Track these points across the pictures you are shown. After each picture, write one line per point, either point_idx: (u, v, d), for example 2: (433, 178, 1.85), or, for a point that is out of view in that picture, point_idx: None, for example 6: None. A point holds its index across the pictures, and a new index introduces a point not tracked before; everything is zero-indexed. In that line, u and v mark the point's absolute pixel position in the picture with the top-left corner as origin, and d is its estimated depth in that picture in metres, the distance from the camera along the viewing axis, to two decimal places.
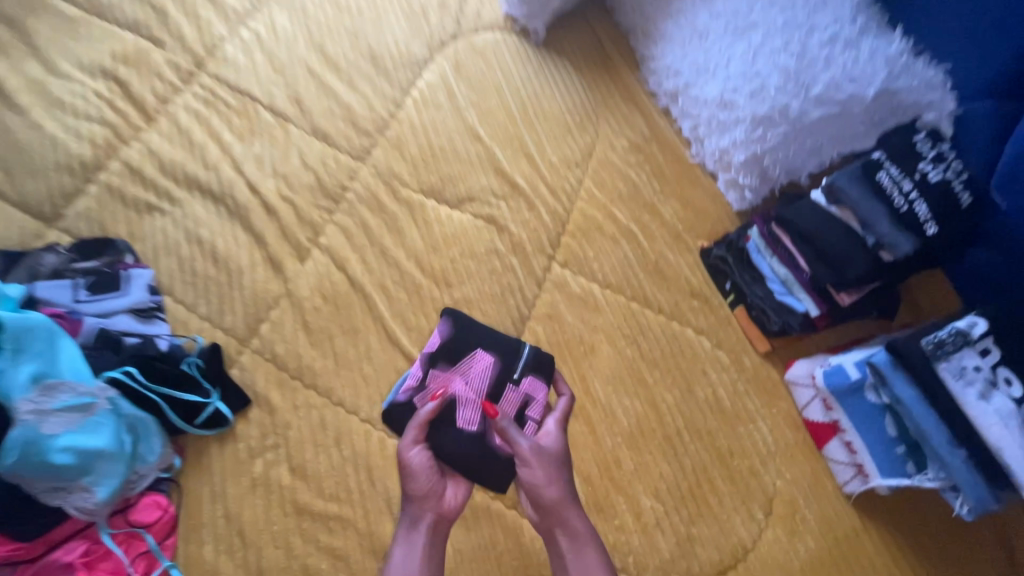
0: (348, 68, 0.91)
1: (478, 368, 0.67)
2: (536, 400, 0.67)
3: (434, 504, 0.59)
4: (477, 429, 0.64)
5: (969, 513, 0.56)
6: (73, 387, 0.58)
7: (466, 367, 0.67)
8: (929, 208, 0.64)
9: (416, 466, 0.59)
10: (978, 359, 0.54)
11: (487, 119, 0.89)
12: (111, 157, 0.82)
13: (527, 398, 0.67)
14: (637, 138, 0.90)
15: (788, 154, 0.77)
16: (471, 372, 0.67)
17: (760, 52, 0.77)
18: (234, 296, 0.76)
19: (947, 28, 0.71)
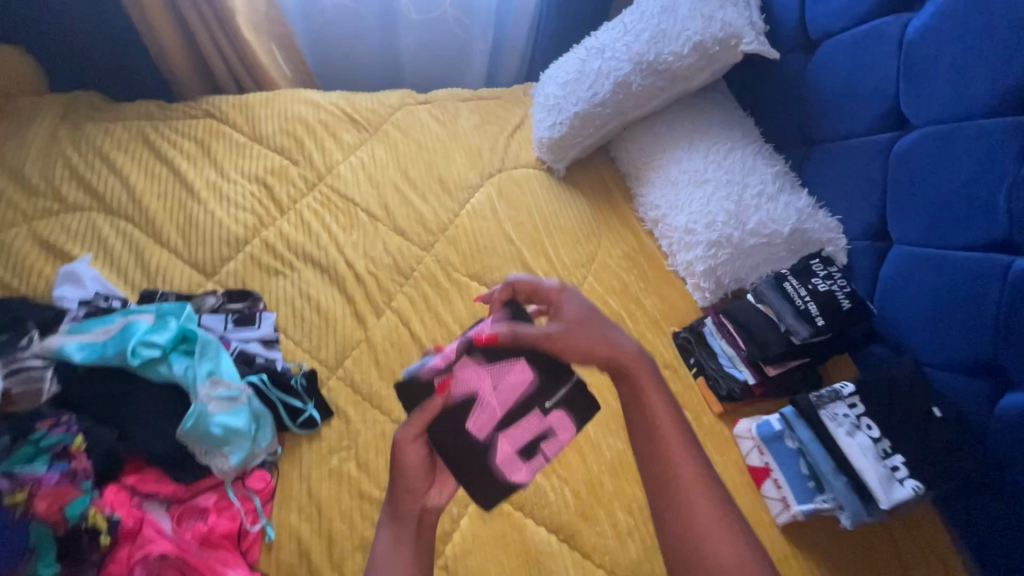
0: (423, 187, 1.28)
1: (512, 378, 0.76)
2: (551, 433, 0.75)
3: (418, 498, 0.71)
4: (483, 437, 0.74)
5: (850, 521, 0.83)
6: (226, 383, 0.86)
7: (503, 372, 0.76)
8: (819, 306, 0.94)
9: (404, 459, 0.71)
10: (845, 409, 0.88)
11: (519, 228, 1.23)
12: (253, 235, 1.16)
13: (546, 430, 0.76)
14: (628, 250, 1.22)
15: (734, 268, 1.08)
16: (505, 380, 0.76)
17: (712, 199, 1.10)
18: (329, 338, 1.05)
19: (837, 194, 1.04)
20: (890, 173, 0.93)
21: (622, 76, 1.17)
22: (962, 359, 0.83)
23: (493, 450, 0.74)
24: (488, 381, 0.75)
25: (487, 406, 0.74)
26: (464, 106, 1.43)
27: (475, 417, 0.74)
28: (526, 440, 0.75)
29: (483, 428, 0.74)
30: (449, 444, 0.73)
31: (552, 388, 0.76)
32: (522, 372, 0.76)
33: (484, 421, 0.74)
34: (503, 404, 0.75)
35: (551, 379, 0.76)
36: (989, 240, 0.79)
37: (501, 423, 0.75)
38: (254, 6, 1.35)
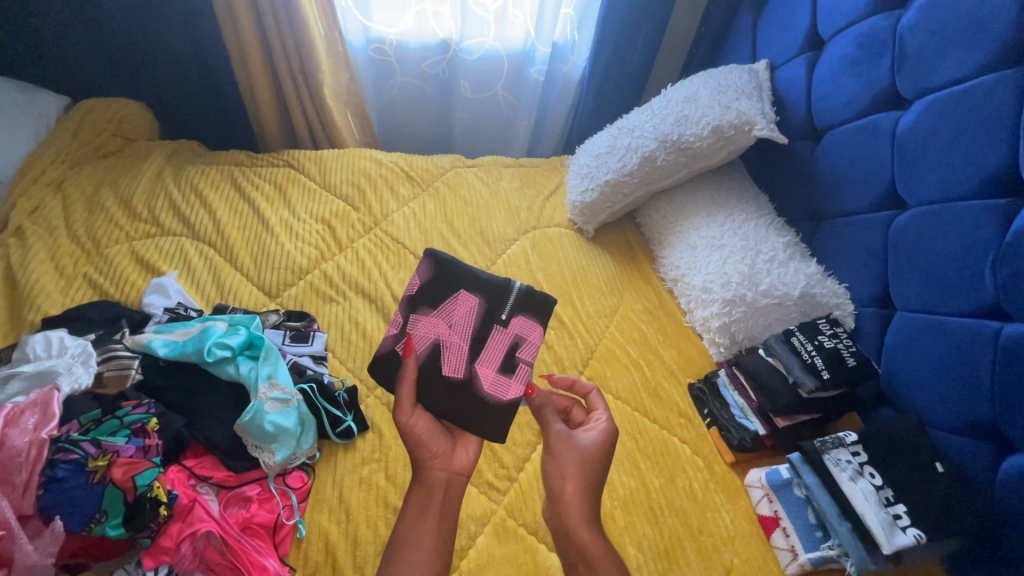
0: (466, 237, 1.43)
1: (461, 314, 0.96)
2: (519, 345, 0.95)
3: (444, 465, 0.83)
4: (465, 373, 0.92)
5: (856, 567, 0.88)
6: (282, 387, 0.99)
7: (449, 313, 0.96)
8: (824, 362, 1.02)
9: (421, 430, 0.85)
10: (847, 455, 0.96)
11: (549, 278, 1.36)
12: (315, 267, 1.31)
13: (513, 341, 0.95)
14: (649, 305, 1.32)
15: (748, 326, 1.16)
16: (455, 318, 0.95)
17: (727, 261, 1.21)
18: (372, 361, 1.16)
19: (845, 264, 1.14)
20: (890, 246, 1.03)
21: (649, 151, 1.33)
22: (966, 420, 0.88)
23: (476, 378, 0.92)
24: (444, 324, 0.95)
25: (452, 345, 0.94)
26: (507, 171, 1.61)
27: (446, 357, 0.93)
28: (501, 358, 0.94)
29: (457, 363, 0.93)
30: (437, 387, 0.91)
31: (497, 306, 0.96)
32: (466, 304, 0.96)
33: (454, 359, 0.93)
34: (463, 337, 0.94)
35: (491, 300, 0.97)
36: (980, 307, 0.86)
37: (470, 354, 0.94)
38: (339, 80, 1.61)
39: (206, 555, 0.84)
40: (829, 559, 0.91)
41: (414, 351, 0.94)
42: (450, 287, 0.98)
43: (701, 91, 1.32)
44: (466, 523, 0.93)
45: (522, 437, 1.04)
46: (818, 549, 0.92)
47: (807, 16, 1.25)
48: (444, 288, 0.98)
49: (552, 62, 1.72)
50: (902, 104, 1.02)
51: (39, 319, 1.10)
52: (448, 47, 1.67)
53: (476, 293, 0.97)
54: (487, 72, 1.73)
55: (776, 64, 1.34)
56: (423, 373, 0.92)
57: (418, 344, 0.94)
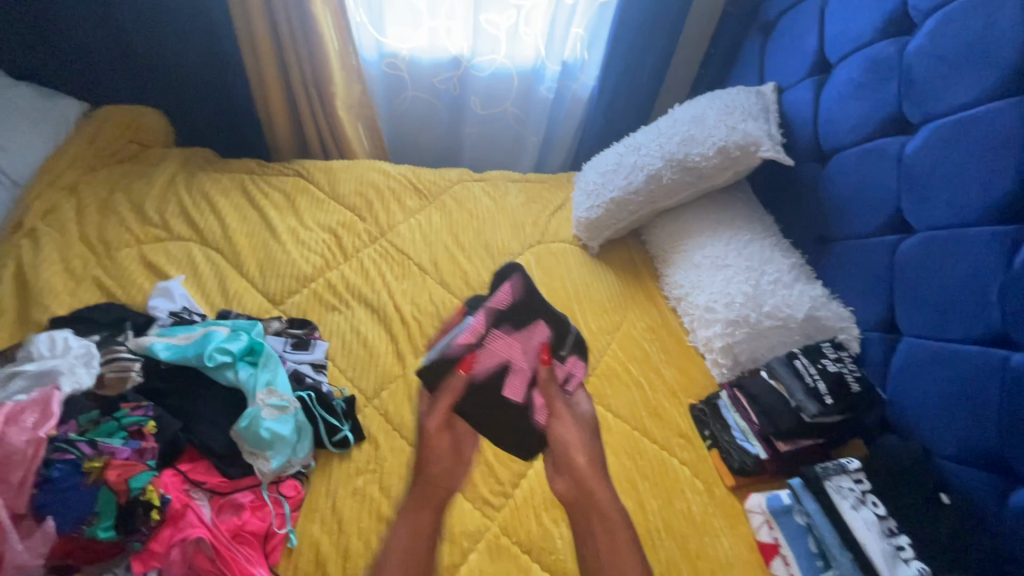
0: (470, 250, 1.44)
1: (536, 341, 0.97)
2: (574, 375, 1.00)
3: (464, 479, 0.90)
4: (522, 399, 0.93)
5: None
6: (279, 394, 0.99)
7: (526, 339, 0.97)
8: (827, 386, 0.99)
9: None
10: (849, 482, 0.94)
11: (551, 293, 1.36)
12: (319, 275, 1.33)
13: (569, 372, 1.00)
14: (652, 323, 1.32)
15: (751, 347, 1.15)
16: (530, 343, 0.97)
17: (731, 281, 1.20)
18: (372, 370, 1.16)
19: (851, 286, 1.13)
20: (897, 270, 1.02)
21: (654, 170, 1.33)
22: (972, 451, 0.86)
23: (532, 405, 0.93)
24: (518, 348, 0.96)
25: (519, 369, 0.94)
26: (514, 186, 1.63)
27: (510, 381, 0.93)
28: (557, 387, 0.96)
29: (520, 389, 0.93)
30: (492, 403, 0.92)
31: (562, 338, 1.01)
32: (542, 332, 0.99)
33: (519, 384, 0.93)
34: (533, 362, 0.95)
35: (558, 331, 1.00)
36: (988, 335, 0.85)
37: (535, 381, 0.94)
38: (351, 93, 1.64)
39: (195, 563, 0.82)
40: None
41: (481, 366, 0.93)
42: (533, 312, 0.99)
43: (708, 111, 1.33)
44: (459, 539, 0.92)
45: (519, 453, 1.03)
46: None
47: (814, 41, 1.26)
48: (527, 312, 0.99)
49: (561, 81, 1.74)
50: (908, 129, 1.02)
51: (46, 319, 1.12)
52: (459, 63, 1.70)
53: (551, 325, 0.99)
54: (497, 88, 1.76)
55: (784, 86, 1.35)
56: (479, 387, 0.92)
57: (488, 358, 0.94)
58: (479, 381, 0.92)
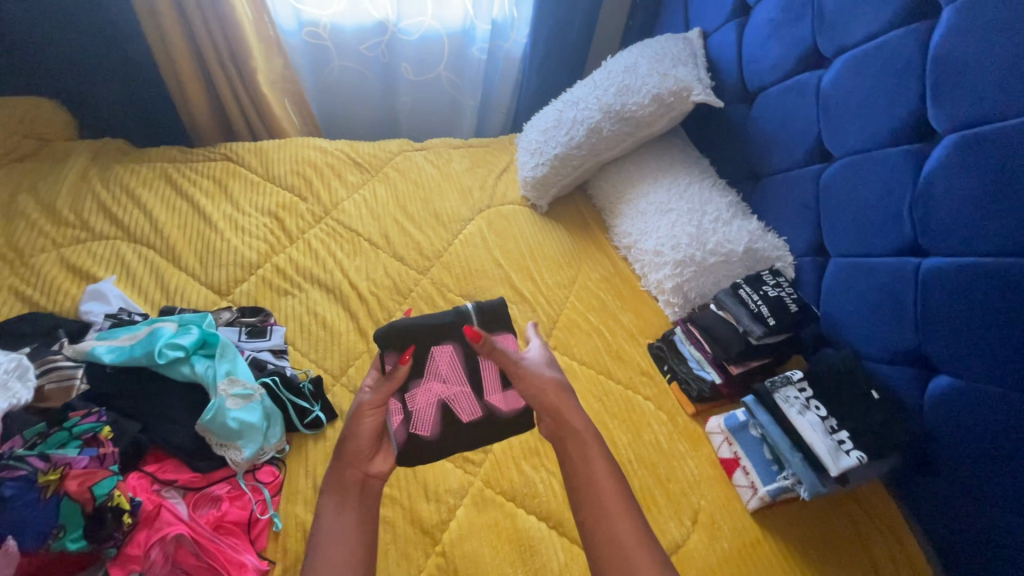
0: (420, 220, 1.44)
1: (445, 365, 0.93)
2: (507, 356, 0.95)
3: (362, 464, 0.85)
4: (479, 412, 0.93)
5: (808, 495, 0.93)
6: (242, 383, 0.97)
7: (436, 369, 0.93)
8: (768, 309, 1.07)
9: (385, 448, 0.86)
10: (796, 391, 1.02)
11: (507, 255, 1.40)
12: (266, 261, 1.27)
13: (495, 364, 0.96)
14: (607, 274, 1.38)
15: (699, 284, 1.22)
16: (441, 372, 0.93)
17: (676, 224, 1.27)
18: (335, 349, 1.14)
19: (782, 218, 1.22)
20: (821, 197, 1.11)
21: (594, 123, 1.36)
22: (895, 350, 0.97)
23: (493, 407, 0.94)
24: (438, 384, 0.92)
25: (456, 395, 0.93)
26: (457, 152, 1.65)
27: (459, 408, 0.93)
28: (497, 379, 0.95)
29: (471, 405, 0.93)
30: (464, 439, 0.92)
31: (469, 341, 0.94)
32: (444, 355, 0.93)
33: (464, 403, 0.93)
34: (460, 382, 0.93)
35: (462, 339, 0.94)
36: (902, 246, 0.94)
37: (473, 393, 0.94)
38: (272, 66, 1.54)
39: (178, 559, 0.81)
40: (786, 488, 0.96)
41: (426, 424, 0.91)
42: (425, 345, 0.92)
43: (640, 60, 1.36)
44: (445, 498, 0.94)
45: None
46: (774, 481, 0.97)
47: None
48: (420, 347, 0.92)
49: (492, 41, 1.71)
50: (823, 64, 1.08)
51: None
52: (385, 28, 1.63)
53: (446, 342, 0.93)
54: (427, 52, 1.71)
55: (708, 31, 1.39)
56: (443, 438, 0.92)
57: (426, 416, 0.91)
58: (440, 434, 0.91)
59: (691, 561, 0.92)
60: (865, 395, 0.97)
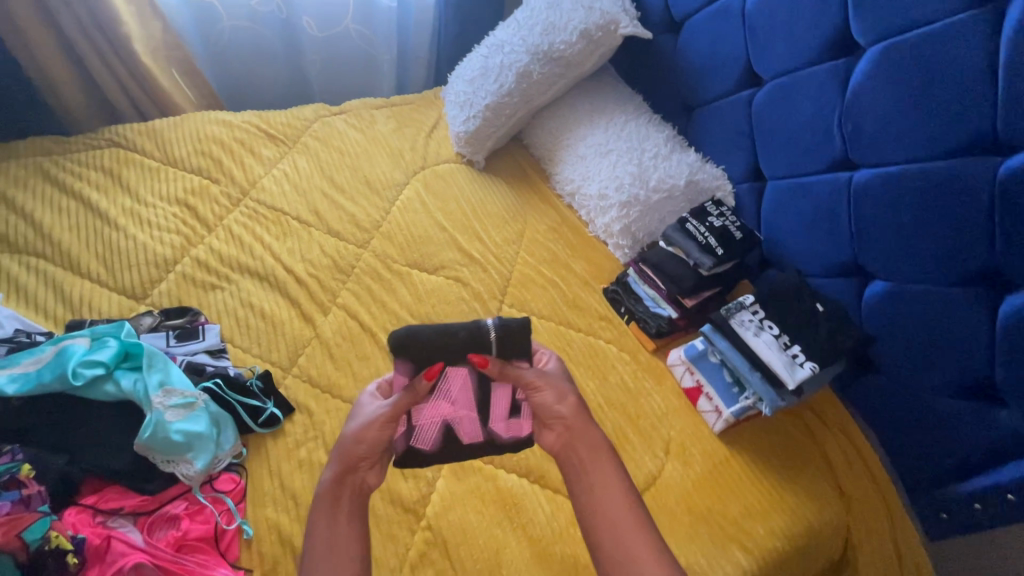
0: (351, 190, 1.35)
1: (456, 388, 0.87)
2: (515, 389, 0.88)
3: (359, 474, 0.82)
4: (481, 437, 0.89)
5: (769, 411, 0.98)
6: (180, 391, 0.88)
7: (446, 392, 0.86)
8: (716, 240, 1.09)
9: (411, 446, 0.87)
10: (751, 314, 1.04)
11: (449, 217, 1.34)
12: (184, 256, 1.15)
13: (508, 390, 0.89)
14: (553, 223, 1.36)
15: (646, 223, 1.22)
16: (450, 394, 0.87)
17: (617, 165, 1.25)
18: (279, 340, 1.06)
19: (718, 146, 1.22)
20: (754, 121, 1.12)
21: (523, 67, 1.29)
22: (834, 264, 1.02)
23: (495, 434, 0.89)
24: (445, 404, 0.87)
25: (461, 419, 0.88)
26: (380, 113, 1.54)
27: (461, 430, 0.89)
28: (506, 407, 0.89)
29: (473, 428, 0.89)
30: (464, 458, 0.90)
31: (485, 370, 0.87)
32: (457, 379, 0.86)
33: (467, 425, 0.89)
34: (468, 405, 0.88)
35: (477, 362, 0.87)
36: (834, 162, 0.97)
37: (479, 417, 0.89)
38: (149, 31, 1.35)
39: None
40: (747, 408, 1.00)
41: (427, 438, 0.88)
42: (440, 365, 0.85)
43: None
44: (422, 472, 0.92)
45: None
46: (737, 402, 1.01)
47: None
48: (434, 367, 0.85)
49: None
50: None
51: None
52: None
53: (461, 365, 0.85)
54: (328, 2, 1.57)
55: None
56: (441, 453, 0.89)
57: (427, 431, 0.88)
58: (439, 450, 0.89)
59: (667, 489, 0.96)
60: (812, 308, 1.01)
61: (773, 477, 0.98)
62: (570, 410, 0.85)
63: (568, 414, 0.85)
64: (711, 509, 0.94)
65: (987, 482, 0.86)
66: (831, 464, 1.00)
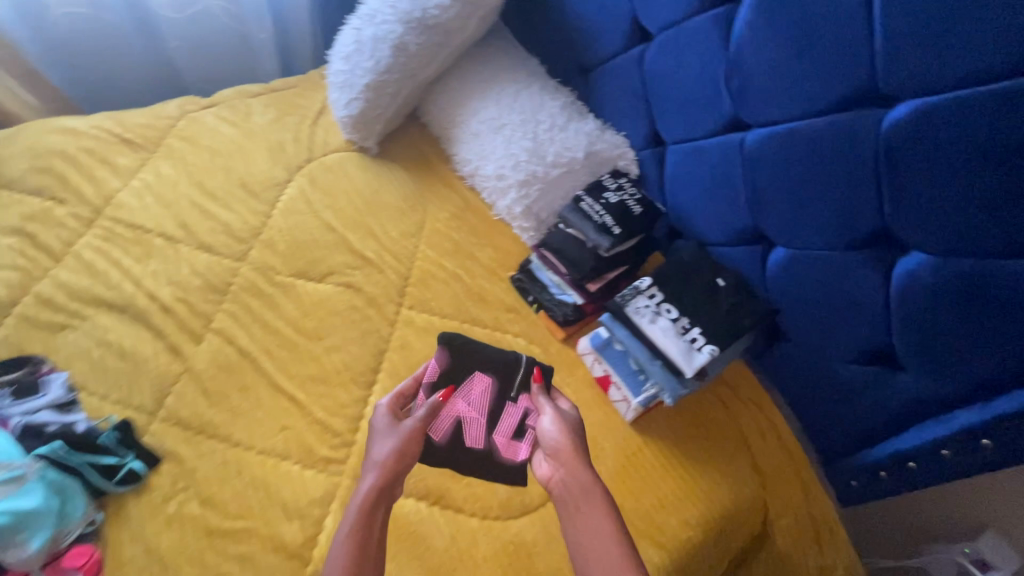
0: (224, 195, 1.20)
1: (477, 389, 0.92)
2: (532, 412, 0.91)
3: (394, 489, 0.78)
4: (483, 446, 0.90)
5: (671, 401, 0.93)
6: (5, 464, 0.78)
7: (467, 391, 0.92)
8: (613, 219, 0.99)
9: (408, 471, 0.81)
10: (647, 300, 0.96)
11: (339, 215, 1.21)
12: (26, 295, 1.02)
13: (525, 411, 0.92)
14: (456, 210, 1.25)
15: (548, 201, 1.13)
16: (471, 393, 0.92)
17: (511, 140, 1.14)
18: (142, 380, 0.95)
19: (618, 110, 1.12)
20: (647, 82, 1.02)
21: (397, 39, 1.14)
22: (736, 231, 0.95)
23: (495, 449, 0.89)
24: (462, 403, 0.92)
25: (472, 421, 0.91)
26: (257, 101, 1.38)
27: (467, 433, 0.90)
28: (513, 425, 0.91)
29: (479, 434, 0.91)
30: (458, 465, 0.89)
31: (509, 383, 0.93)
32: (481, 382, 0.93)
33: (476, 430, 0.91)
34: (482, 410, 0.92)
35: (504, 376, 0.94)
36: (726, 123, 0.89)
37: (488, 428, 0.91)
38: None
39: None
40: (651, 398, 0.94)
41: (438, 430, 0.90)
42: (471, 366, 0.94)
43: None
44: (307, 511, 0.85)
45: (350, 397, 0.96)
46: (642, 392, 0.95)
47: None
48: (464, 368, 0.93)
49: None
50: None
51: None
52: None
53: (490, 372, 0.94)
54: None
55: None
56: (443, 453, 0.89)
57: (441, 422, 0.90)
58: (441, 448, 0.89)
59: None
60: (713, 285, 0.95)
61: (689, 464, 0.94)
62: (569, 442, 0.80)
63: (561, 441, 0.81)
64: (622, 506, 0.90)
65: (885, 451, 0.84)
66: (746, 442, 0.96)
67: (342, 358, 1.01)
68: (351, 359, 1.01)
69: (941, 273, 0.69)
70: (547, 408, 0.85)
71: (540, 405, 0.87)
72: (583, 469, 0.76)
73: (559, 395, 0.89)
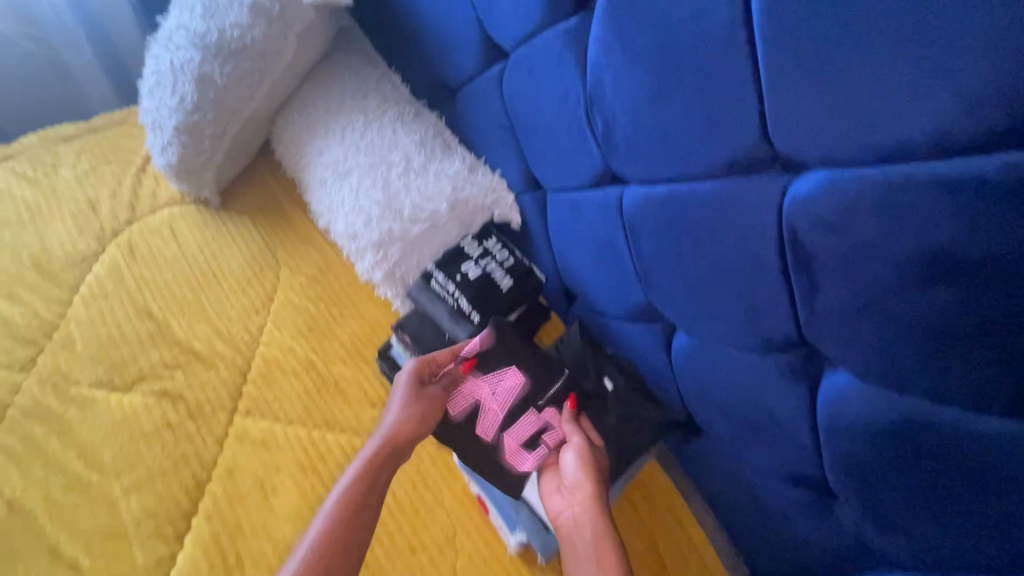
0: (10, 282, 0.96)
1: (509, 381, 0.75)
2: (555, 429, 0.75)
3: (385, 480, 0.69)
4: (490, 440, 0.75)
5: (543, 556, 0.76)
6: None
7: (498, 378, 0.75)
8: (470, 302, 0.83)
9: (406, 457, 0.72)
10: None
11: (160, 295, 0.97)
12: None
13: (546, 425, 0.75)
14: (315, 272, 1.00)
15: (413, 264, 0.88)
16: (502, 381, 0.76)
17: (359, 190, 0.90)
18: None
19: (488, 141, 0.88)
20: (509, 111, 0.78)
21: (197, 68, 0.89)
22: (631, 305, 0.73)
23: (499, 448, 0.74)
24: (486, 390, 0.75)
25: (488, 413, 0.75)
26: (68, 147, 1.12)
27: (479, 422, 0.75)
28: (528, 434, 0.75)
29: (491, 427, 0.75)
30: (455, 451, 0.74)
31: (541, 389, 0.76)
32: (515, 377, 0.76)
33: (490, 421, 0.75)
34: (505, 405, 0.75)
35: (541, 382, 0.76)
36: (598, 174, 0.67)
37: (506, 426, 0.75)
38: None
39: None
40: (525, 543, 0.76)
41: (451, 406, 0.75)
42: (510, 353, 0.77)
43: None
44: None
45: (149, 555, 0.77)
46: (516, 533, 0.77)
47: None
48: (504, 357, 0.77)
49: None
50: None
51: None
52: None
53: (526, 370, 0.76)
54: None
55: None
56: (450, 433, 0.74)
57: (460, 399, 0.75)
58: (443, 428, 0.74)
59: None
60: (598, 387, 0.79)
61: None
62: (593, 479, 0.69)
63: (582, 480, 0.70)
64: None
65: None
66: (664, 568, 0.76)
67: (144, 499, 0.80)
68: (156, 502, 0.80)
69: (882, 410, 0.48)
70: (575, 440, 0.73)
71: (568, 432, 0.74)
72: (602, 512, 0.67)
73: (591, 428, 0.75)
